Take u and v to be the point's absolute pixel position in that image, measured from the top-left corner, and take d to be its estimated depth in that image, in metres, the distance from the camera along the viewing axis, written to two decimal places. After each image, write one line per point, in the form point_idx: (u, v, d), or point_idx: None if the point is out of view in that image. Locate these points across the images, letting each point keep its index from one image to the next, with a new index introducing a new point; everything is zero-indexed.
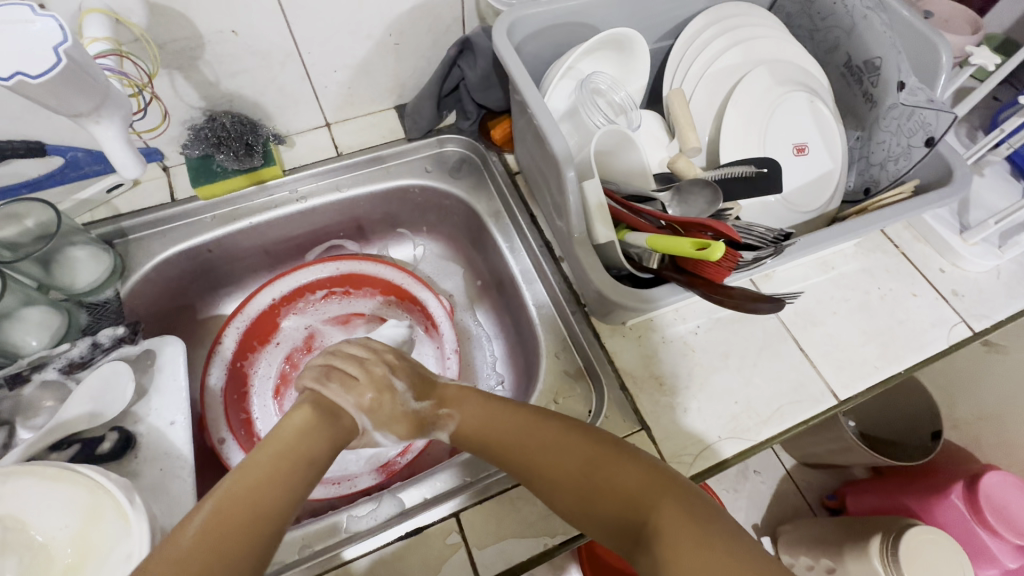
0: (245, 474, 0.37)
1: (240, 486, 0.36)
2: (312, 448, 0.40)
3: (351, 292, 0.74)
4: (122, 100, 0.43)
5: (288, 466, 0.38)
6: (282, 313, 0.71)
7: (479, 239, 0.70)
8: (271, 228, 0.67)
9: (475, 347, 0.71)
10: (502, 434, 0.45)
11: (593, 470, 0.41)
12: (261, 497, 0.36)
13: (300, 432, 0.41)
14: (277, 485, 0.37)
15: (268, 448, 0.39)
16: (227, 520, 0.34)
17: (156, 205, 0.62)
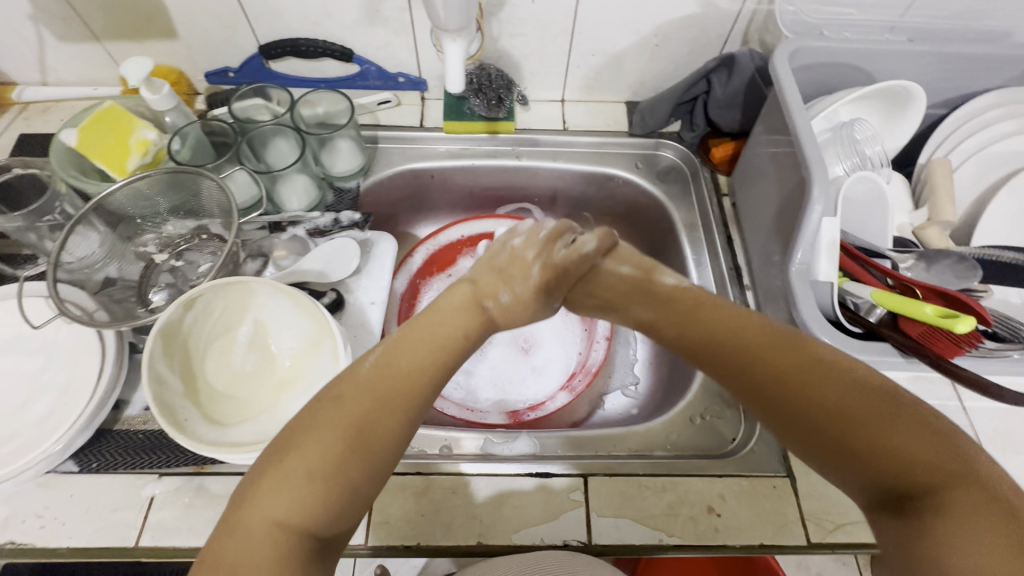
0: (391, 348, 0.38)
1: (384, 360, 0.37)
2: (473, 315, 0.43)
3: None
4: (471, 33, 0.55)
5: (433, 349, 0.39)
6: (463, 251, 0.78)
7: (663, 244, 0.72)
8: (485, 174, 0.74)
9: (621, 342, 0.73)
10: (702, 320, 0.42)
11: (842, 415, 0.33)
12: (407, 366, 0.37)
13: (450, 311, 0.42)
14: (439, 352, 0.39)
15: (418, 327, 0.40)
16: (375, 387, 0.35)
17: (407, 125, 0.72)
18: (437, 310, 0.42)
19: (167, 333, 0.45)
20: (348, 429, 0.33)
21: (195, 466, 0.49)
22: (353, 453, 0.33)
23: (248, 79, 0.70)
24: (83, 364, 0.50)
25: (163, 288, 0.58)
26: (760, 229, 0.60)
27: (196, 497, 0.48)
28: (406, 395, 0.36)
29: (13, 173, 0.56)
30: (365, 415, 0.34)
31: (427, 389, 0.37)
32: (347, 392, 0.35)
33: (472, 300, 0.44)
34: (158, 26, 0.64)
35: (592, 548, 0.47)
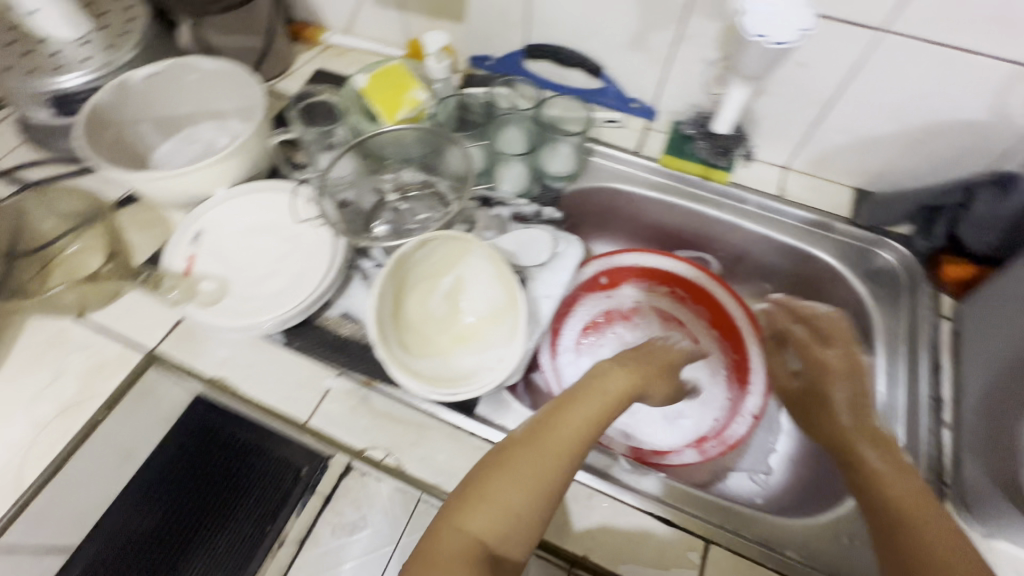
0: (545, 421, 0.47)
1: (534, 440, 0.45)
2: (615, 386, 0.52)
3: (689, 302, 0.78)
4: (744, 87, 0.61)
5: (582, 426, 0.47)
6: (631, 278, 0.79)
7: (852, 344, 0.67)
8: (682, 214, 0.75)
9: (765, 426, 0.69)
10: (892, 484, 0.47)
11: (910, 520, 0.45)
12: (559, 448, 0.45)
13: (605, 389, 0.51)
14: (589, 431, 0.47)
15: (577, 401, 0.49)
16: (531, 464, 0.43)
17: (625, 147, 0.75)
18: (593, 386, 0.51)
19: (396, 262, 0.51)
20: (519, 483, 0.42)
21: (367, 378, 0.56)
22: (517, 509, 0.41)
23: (503, 69, 0.78)
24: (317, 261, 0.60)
25: (387, 224, 0.67)
26: (983, 367, 0.54)
27: (362, 403, 0.55)
28: (561, 456, 0.44)
29: (314, 99, 0.69)
30: (527, 491, 0.42)
31: (577, 473, 0.45)
32: (509, 466, 0.43)
33: (613, 372, 0.54)
34: (454, 9, 0.74)
35: None
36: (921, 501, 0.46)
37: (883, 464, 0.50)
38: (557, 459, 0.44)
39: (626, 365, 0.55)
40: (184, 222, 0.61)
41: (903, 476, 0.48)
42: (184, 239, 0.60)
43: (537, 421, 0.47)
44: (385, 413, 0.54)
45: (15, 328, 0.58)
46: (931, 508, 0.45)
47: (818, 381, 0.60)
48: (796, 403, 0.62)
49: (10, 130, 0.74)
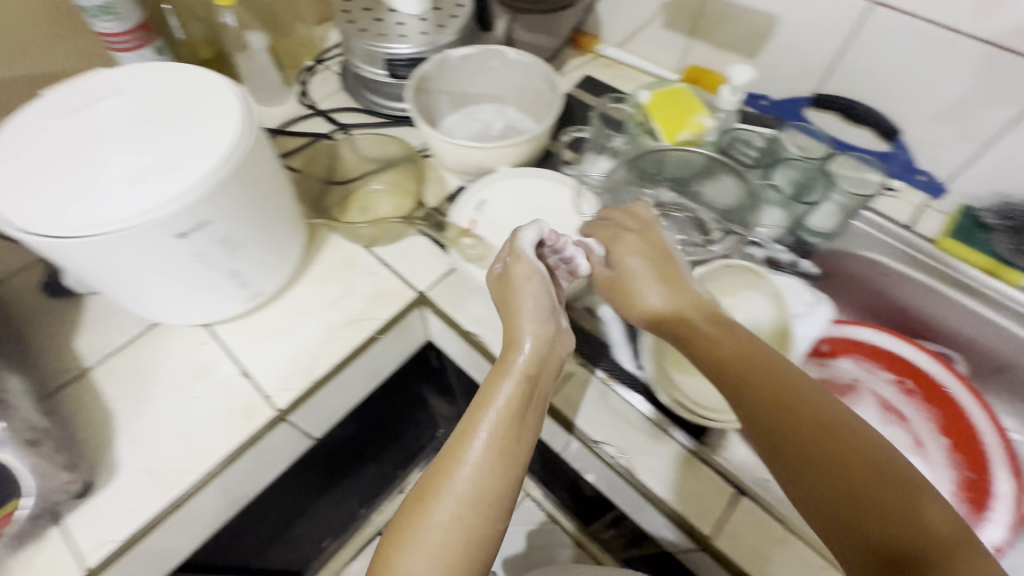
0: (440, 470, 0.45)
1: (427, 499, 0.44)
2: (512, 389, 0.48)
3: (923, 398, 0.70)
4: None
5: (486, 454, 0.45)
6: (857, 353, 0.73)
7: None
8: (948, 305, 0.68)
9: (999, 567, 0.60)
10: (842, 447, 0.35)
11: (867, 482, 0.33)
12: (455, 500, 0.43)
13: (498, 398, 0.48)
14: (500, 459, 0.45)
15: (466, 435, 0.46)
16: (435, 507, 0.43)
17: (895, 219, 0.69)
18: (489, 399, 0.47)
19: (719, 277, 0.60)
20: (439, 537, 0.42)
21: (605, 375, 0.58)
22: (444, 562, 0.42)
23: (778, 110, 0.76)
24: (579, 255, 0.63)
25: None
26: None
27: (601, 397, 0.57)
28: (464, 497, 0.43)
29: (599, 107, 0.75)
30: (425, 560, 0.42)
31: (492, 511, 0.44)
32: (406, 544, 0.43)
33: (506, 362, 0.50)
34: (751, 47, 0.75)
35: None
36: (893, 466, 0.34)
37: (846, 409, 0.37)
38: (479, 506, 0.44)
39: (511, 299, 0.53)
40: (471, 193, 0.68)
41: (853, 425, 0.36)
42: (469, 203, 0.67)
43: (432, 470, 0.46)
44: (622, 414, 0.56)
45: (319, 242, 0.68)
46: (840, 414, 0.37)
47: (705, 338, 0.45)
48: (703, 327, 0.47)
49: (332, 78, 0.87)
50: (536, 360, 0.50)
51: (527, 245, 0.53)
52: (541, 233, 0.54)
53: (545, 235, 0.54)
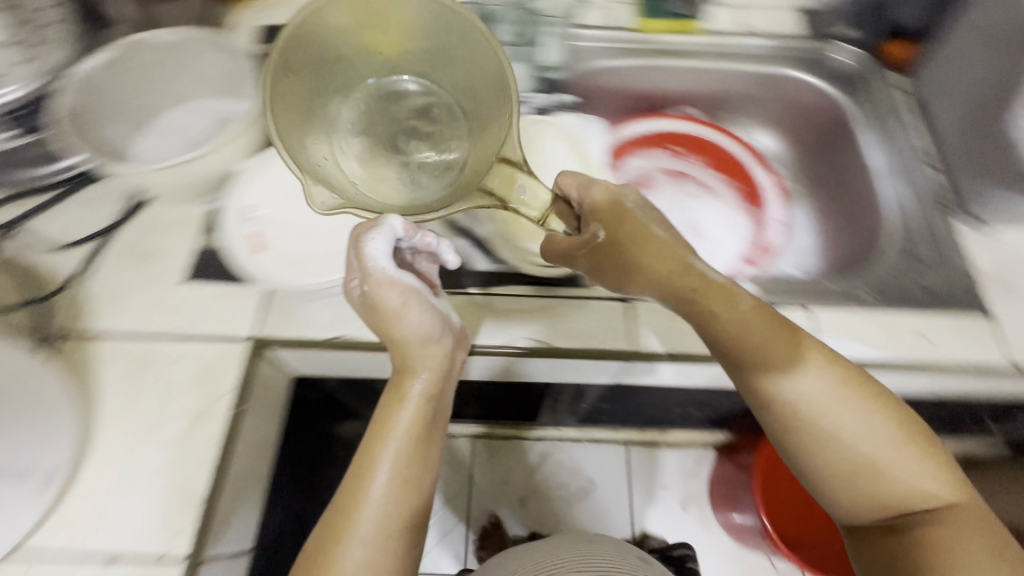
0: (343, 515, 0.44)
1: (334, 543, 0.43)
2: (412, 421, 0.47)
3: (692, 155, 0.84)
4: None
5: (388, 491, 0.44)
6: (638, 150, 0.83)
7: (833, 144, 0.79)
8: (669, 74, 0.80)
9: (787, 232, 0.80)
10: (847, 441, 0.46)
11: (848, 459, 0.46)
12: (362, 541, 0.43)
13: (397, 424, 0.46)
14: (401, 491, 0.45)
15: (363, 470, 0.45)
16: (334, 561, 0.42)
17: (603, 27, 0.76)
18: (387, 429, 0.46)
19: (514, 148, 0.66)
20: None
21: (479, 286, 0.60)
22: None
23: None
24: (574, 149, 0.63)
25: None
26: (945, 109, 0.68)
27: (484, 310, 0.58)
28: (366, 543, 0.43)
29: None
30: None
31: (400, 542, 0.44)
32: None
33: (400, 389, 0.48)
34: None
35: None
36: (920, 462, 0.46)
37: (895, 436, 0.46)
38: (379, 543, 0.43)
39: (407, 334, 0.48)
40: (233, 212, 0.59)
41: (817, 387, 0.47)
42: (235, 221, 0.59)
43: (331, 516, 0.44)
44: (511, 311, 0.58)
45: (84, 371, 0.52)
46: (861, 411, 0.47)
47: (716, 319, 0.48)
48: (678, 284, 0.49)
49: None
50: (434, 376, 0.48)
51: (386, 265, 0.48)
52: (395, 237, 0.49)
53: (401, 239, 0.49)
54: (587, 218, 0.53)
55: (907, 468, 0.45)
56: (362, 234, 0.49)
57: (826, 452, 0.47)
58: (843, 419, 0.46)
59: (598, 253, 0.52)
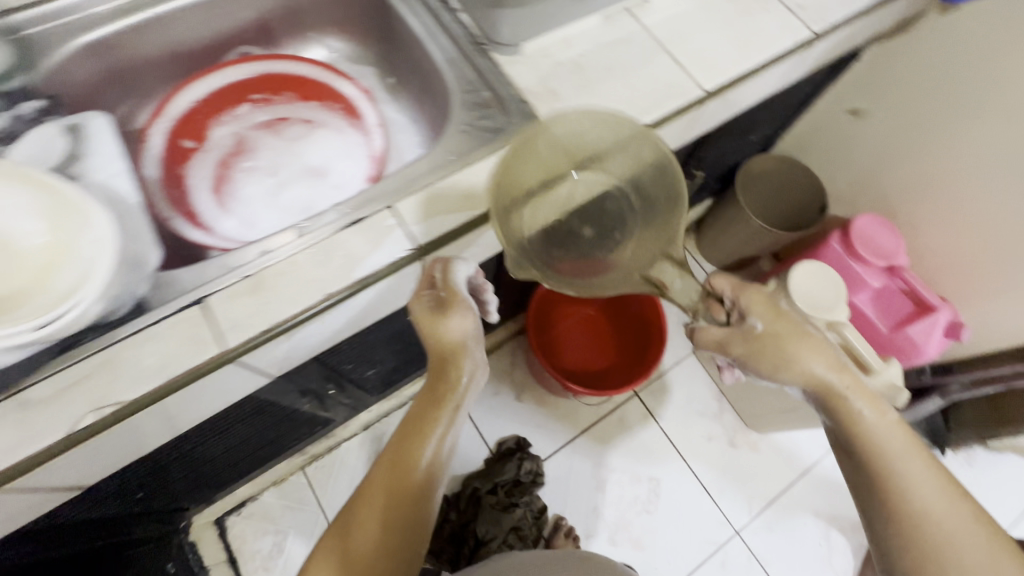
0: (384, 471, 0.56)
1: (379, 492, 0.55)
2: (443, 426, 0.58)
3: (272, 97, 0.78)
4: None
5: (419, 473, 0.56)
6: (210, 119, 0.75)
7: (384, 25, 0.74)
8: (171, 24, 0.70)
9: (397, 131, 0.78)
10: (894, 461, 0.52)
11: (878, 450, 0.53)
12: (393, 503, 0.54)
13: (438, 428, 0.58)
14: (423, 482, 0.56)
15: (409, 443, 0.57)
16: (377, 511, 0.54)
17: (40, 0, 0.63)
18: (426, 428, 0.58)
19: None
20: (376, 536, 0.53)
21: (2, 392, 0.45)
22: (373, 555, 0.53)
23: None
24: (279, 147, 0.76)
25: None
26: None
27: (23, 417, 0.45)
28: (394, 513, 0.54)
29: None
30: (372, 537, 0.53)
31: (409, 523, 0.55)
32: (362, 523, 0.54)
33: (442, 394, 0.59)
34: None
35: (423, 248, 0.54)
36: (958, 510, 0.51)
37: (923, 464, 0.52)
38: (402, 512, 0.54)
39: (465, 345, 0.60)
40: None
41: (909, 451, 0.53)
42: None
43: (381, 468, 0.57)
44: (57, 394, 0.45)
45: None
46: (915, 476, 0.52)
47: (777, 336, 0.57)
48: (733, 322, 0.59)
49: None
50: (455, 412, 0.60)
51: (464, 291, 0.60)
52: (473, 275, 0.61)
53: (473, 277, 0.61)
54: (739, 315, 0.59)
55: (917, 467, 0.52)
56: (450, 259, 0.57)
57: (912, 526, 0.51)
58: (923, 471, 0.52)
59: (756, 339, 0.57)
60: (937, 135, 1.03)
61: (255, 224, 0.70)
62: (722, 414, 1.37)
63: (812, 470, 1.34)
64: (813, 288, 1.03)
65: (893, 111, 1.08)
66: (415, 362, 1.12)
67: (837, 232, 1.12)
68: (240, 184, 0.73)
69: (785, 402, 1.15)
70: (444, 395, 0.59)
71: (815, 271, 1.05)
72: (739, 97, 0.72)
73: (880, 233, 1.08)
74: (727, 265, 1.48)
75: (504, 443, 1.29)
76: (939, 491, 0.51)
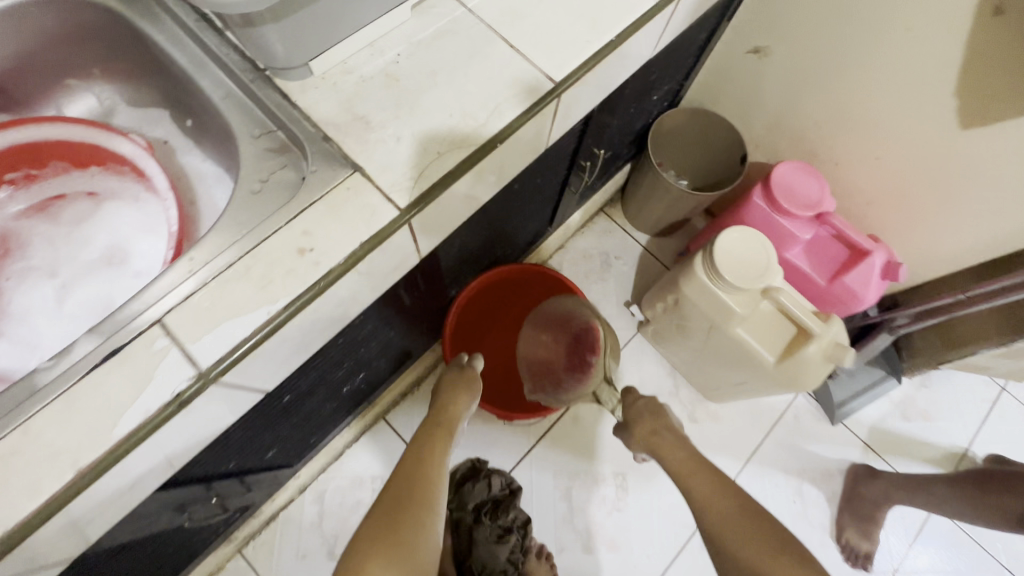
0: (420, 464, 0.77)
1: (416, 470, 0.76)
2: (445, 442, 0.83)
3: (35, 173, 0.61)
4: None
5: (434, 471, 0.77)
6: None
7: (150, 56, 0.57)
8: None
9: (204, 186, 0.62)
10: (694, 465, 0.86)
11: (680, 458, 0.89)
12: (419, 475, 0.75)
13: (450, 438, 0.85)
14: (432, 480, 0.76)
15: (433, 452, 0.80)
16: (407, 481, 0.74)
17: None
18: (444, 434, 0.84)
19: None
20: (402, 493, 0.72)
21: None
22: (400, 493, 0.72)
23: None
24: (63, 238, 0.61)
25: None
26: None
27: None
28: (416, 492, 0.72)
29: None
30: (403, 484, 0.73)
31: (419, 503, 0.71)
32: (397, 490, 0.72)
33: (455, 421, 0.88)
34: None
35: (209, 372, 0.41)
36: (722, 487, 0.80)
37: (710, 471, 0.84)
38: (416, 492, 0.72)
39: (471, 391, 0.92)
40: None
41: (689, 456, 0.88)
42: None
43: (417, 460, 0.78)
44: None
45: None
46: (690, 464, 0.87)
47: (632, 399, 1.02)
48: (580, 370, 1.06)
49: None
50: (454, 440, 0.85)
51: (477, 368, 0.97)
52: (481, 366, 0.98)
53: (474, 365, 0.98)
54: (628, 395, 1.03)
55: (697, 479, 0.83)
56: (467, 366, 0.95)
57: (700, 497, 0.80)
58: (713, 479, 0.82)
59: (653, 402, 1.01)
60: (845, 65, 0.93)
61: (32, 348, 0.54)
62: (677, 390, 1.31)
63: (777, 427, 1.30)
64: (746, 254, 0.93)
65: (795, 43, 0.98)
66: (330, 420, 0.99)
67: (759, 186, 1.03)
68: (11, 295, 0.57)
69: (734, 375, 1.07)
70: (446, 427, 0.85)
71: (745, 237, 0.94)
72: (605, 75, 0.60)
73: (803, 181, 1.00)
74: (657, 231, 1.39)
75: (458, 470, 1.19)
76: (724, 501, 0.77)
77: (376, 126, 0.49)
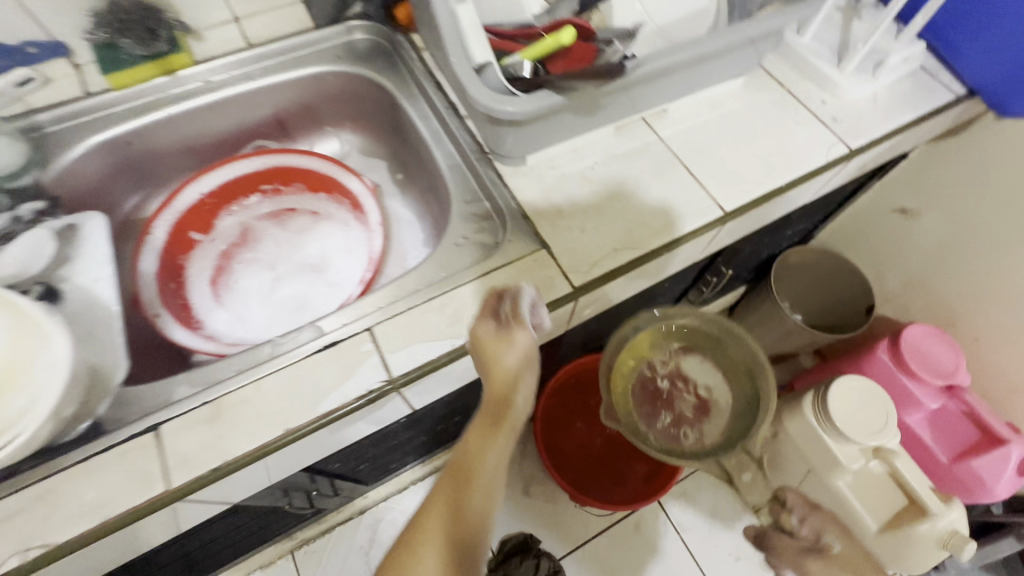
0: (450, 489, 0.47)
1: (458, 484, 0.46)
2: (493, 457, 0.48)
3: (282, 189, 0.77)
4: None
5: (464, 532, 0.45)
6: (217, 210, 0.73)
7: (395, 121, 0.73)
8: (188, 121, 0.69)
9: (400, 228, 0.76)
10: None
11: None
12: (456, 506, 0.46)
13: (488, 460, 0.48)
14: (465, 503, 0.46)
15: (468, 470, 0.48)
16: (447, 490, 0.47)
17: (69, 99, 0.63)
18: (472, 459, 0.48)
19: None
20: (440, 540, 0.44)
21: None
22: (445, 522, 0.45)
23: None
24: (287, 242, 0.75)
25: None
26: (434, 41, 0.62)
27: None
28: (456, 537, 0.44)
29: None
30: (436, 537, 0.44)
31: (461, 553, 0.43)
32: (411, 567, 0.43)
33: (499, 427, 0.49)
34: None
35: (397, 381, 0.49)
36: None
37: None
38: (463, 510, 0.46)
39: (515, 354, 0.49)
40: None
41: None
42: None
43: (439, 481, 0.48)
44: None
45: None
46: None
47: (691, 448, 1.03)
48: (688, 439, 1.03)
49: None
50: (504, 440, 0.49)
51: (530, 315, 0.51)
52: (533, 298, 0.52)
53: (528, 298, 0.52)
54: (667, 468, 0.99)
55: None
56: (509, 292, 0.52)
57: None
58: None
59: None
60: (1002, 248, 0.91)
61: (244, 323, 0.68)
62: (752, 529, 1.22)
63: None
64: (861, 409, 0.90)
65: (944, 215, 0.99)
66: (414, 451, 1.06)
67: (886, 340, 1.01)
68: (239, 278, 0.72)
69: None
70: (503, 418, 0.50)
71: (862, 387, 0.91)
72: (765, 211, 0.66)
73: (937, 346, 0.96)
74: None
75: (508, 541, 1.15)
76: None
77: (567, 216, 0.58)
